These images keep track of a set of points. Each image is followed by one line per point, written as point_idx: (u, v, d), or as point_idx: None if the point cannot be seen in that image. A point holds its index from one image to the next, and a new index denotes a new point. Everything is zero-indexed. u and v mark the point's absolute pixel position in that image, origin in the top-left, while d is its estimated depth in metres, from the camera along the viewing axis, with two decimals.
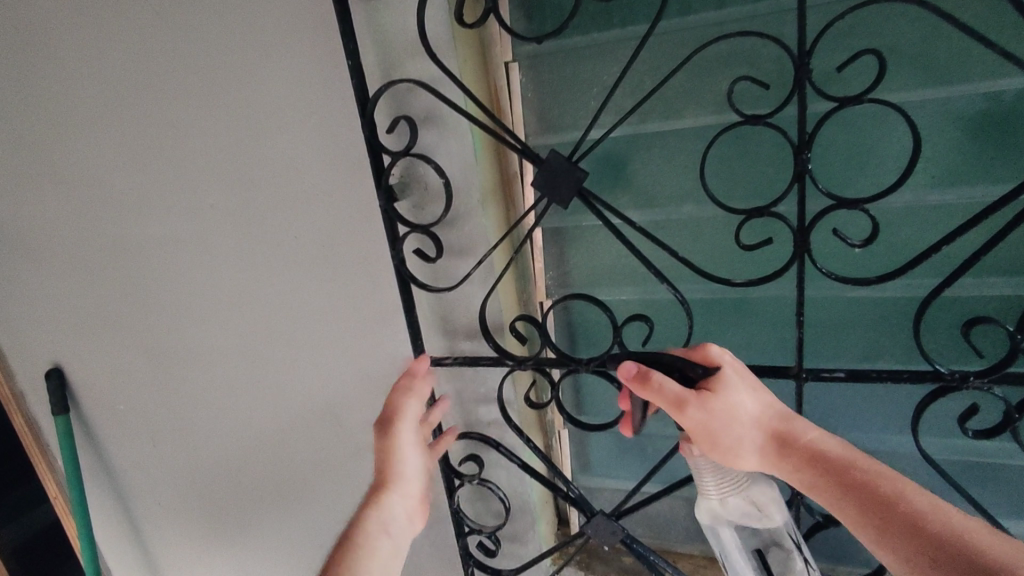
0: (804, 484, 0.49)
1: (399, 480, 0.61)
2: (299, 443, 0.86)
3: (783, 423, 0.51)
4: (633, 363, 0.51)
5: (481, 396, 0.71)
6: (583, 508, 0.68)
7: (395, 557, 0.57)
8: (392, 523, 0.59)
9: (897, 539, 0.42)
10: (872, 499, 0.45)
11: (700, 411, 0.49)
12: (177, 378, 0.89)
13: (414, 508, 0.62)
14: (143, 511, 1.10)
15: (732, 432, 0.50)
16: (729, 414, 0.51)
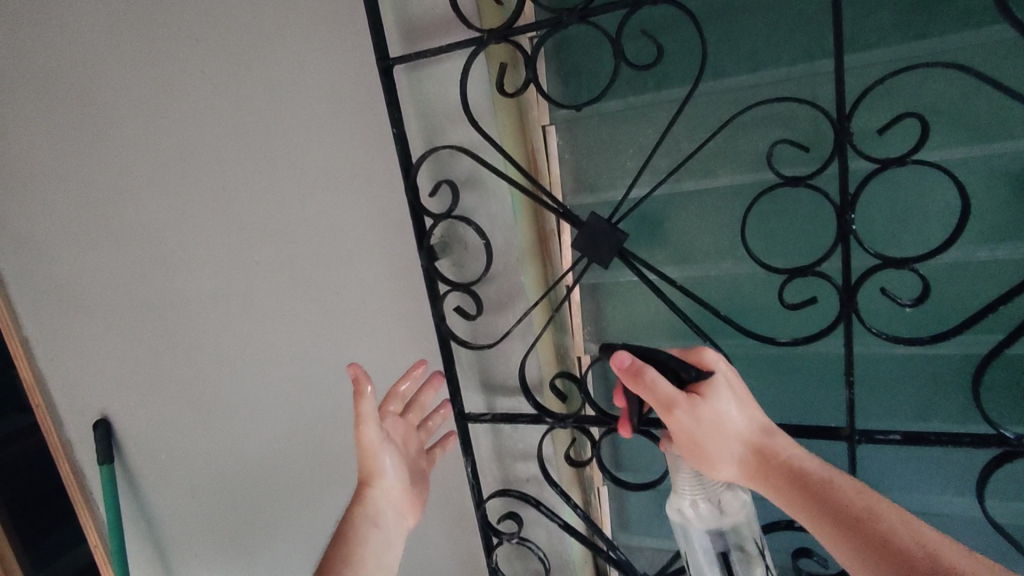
0: (782, 499, 0.45)
1: (380, 477, 0.58)
2: (335, 495, 0.86)
3: (768, 440, 0.48)
4: (629, 355, 0.47)
5: (519, 452, 0.71)
6: (627, 569, 0.66)
7: (388, 551, 0.56)
8: (381, 518, 0.57)
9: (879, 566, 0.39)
10: (853, 520, 0.41)
11: (688, 415, 0.47)
12: (218, 428, 0.91)
13: (402, 502, 0.60)
14: (179, 560, 1.10)
15: (716, 440, 0.48)
16: (717, 424, 0.48)
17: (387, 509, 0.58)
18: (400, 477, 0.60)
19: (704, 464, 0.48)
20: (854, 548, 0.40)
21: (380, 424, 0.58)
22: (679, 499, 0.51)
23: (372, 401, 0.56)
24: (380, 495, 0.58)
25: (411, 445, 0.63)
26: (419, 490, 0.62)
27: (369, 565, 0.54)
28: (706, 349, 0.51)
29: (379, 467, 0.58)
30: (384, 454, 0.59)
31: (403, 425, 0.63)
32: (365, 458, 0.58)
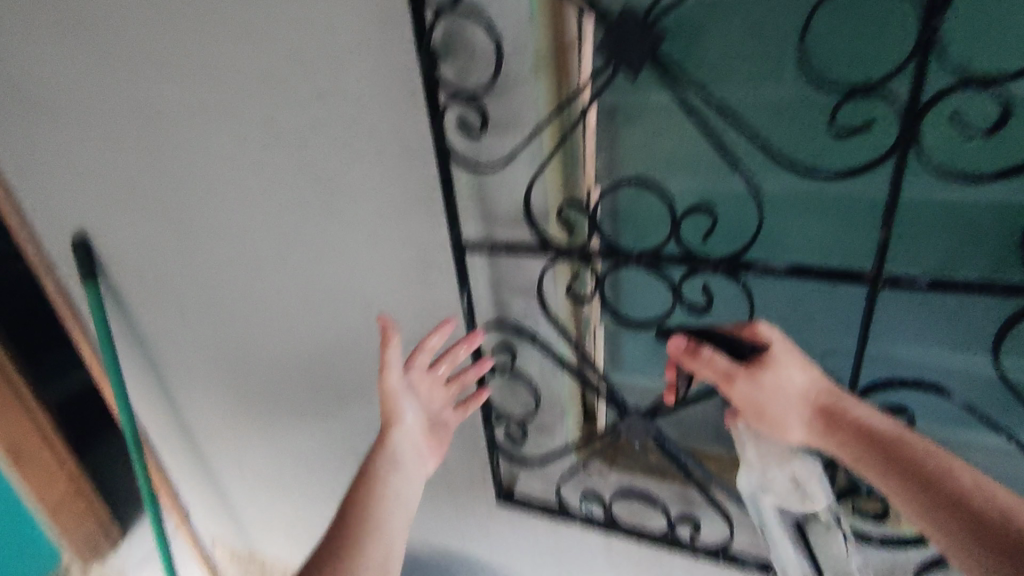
0: (848, 455, 0.53)
1: (398, 421, 0.68)
2: (329, 320, 0.86)
3: (830, 399, 0.55)
4: (684, 339, 0.56)
5: (518, 287, 0.68)
6: (618, 404, 0.68)
7: (405, 485, 0.65)
8: (398, 456, 0.66)
9: (940, 511, 0.48)
10: (912, 472, 0.50)
11: (748, 383, 0.56)
12: (205, 253, 0.88)
13: (418, 446, 0.69)
14: (175, 379, 1.13)
15: (778, 403, 0.56)
16: (778, 391, 0.56)
17: (405, 448, 0.67)
18: (416, 423, 0.70)
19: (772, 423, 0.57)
20: (919, 497, 0.49)
21: (400, 375, 0.66)
22: (750, 478, 0.61)
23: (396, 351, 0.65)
24: (399, 438, 0.67)
25: (436, 395, 0.72)
26: (435, 436, 0.72)
27: (387, 496, 0.63)
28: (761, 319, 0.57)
29: (399, 412, 0.68)
30: (402, 400, 0.68)
31: (431, 377, 0.70)
32: (388, 405, 0.67)
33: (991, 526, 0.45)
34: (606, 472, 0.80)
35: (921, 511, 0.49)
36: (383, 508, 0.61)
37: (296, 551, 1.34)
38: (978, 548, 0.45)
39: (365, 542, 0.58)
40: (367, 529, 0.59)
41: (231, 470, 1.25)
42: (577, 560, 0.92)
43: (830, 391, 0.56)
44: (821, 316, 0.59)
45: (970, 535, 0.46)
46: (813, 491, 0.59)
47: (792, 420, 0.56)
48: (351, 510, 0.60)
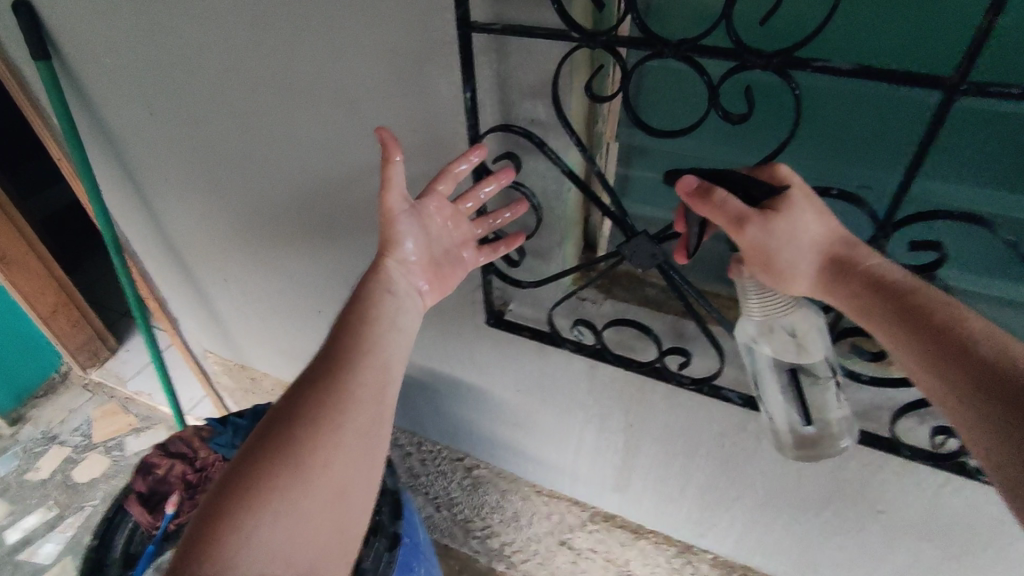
0: (855, 309, 0.48)
1: (397, 248, 0.61)
2: (311, 124, 0.77)
3: (847, 250, 0.49)
4: (695, 177, 0.48)
5: (528, 88, 0.60)
6: (625, 226, 0.62)
7: (401, 313, 0.60)
8: (394, 285, 0.61)
9: (949, 360, 0.42)
10: (924, 322, 0.44)
11: (761, 229, 0.47)
12: (170, 28, 0.76)
13: (416, 275, 0.63)
14: (149, 185, 1.06)
15: (790, 253, 0.48)
16: (794, 239, 0.48)
17: (401, 278, 0.62)
18: (417, 253, 0.63)
19: (777, 277, 0.50)
20: (928, 346, 0.43)
21: (405, 197, 0.59)
22: (748, 327, 0.57)
23: (400, 170, 0.57)
24: (395, 266, 0.61)
25: (452, 232, 0.65)
26: (440, 273, 0.65)
27: (383, 322, 0.58)
28: (783, 165, 0.51)
29: (399, 240, 0.61)
30: (404, 226, 0.61)
31: (451, 212, 0.63)
32: (386, 227, 0.60)
33: (1005, 374, 0.39)
34: (601, 300, 0.78)
35: (926, 362, 0.43)
36: (375, 333, 0.57)
37: (284, 365, 1.37)
38: (985, 395, 0.39)
39: (356, 368, 0.54)
40: (359, 354, 0.55)
41: (215, 283, 1.23)
42: (560, 386, 0.93)
43: (848, 243, 0.49)
44: (869, 136, 0.52)
45: (980, 384, 0.40)
46: (809, 345, 0.57)
47: (801, 271, 0.49)
48: (341, 336, 0.56)
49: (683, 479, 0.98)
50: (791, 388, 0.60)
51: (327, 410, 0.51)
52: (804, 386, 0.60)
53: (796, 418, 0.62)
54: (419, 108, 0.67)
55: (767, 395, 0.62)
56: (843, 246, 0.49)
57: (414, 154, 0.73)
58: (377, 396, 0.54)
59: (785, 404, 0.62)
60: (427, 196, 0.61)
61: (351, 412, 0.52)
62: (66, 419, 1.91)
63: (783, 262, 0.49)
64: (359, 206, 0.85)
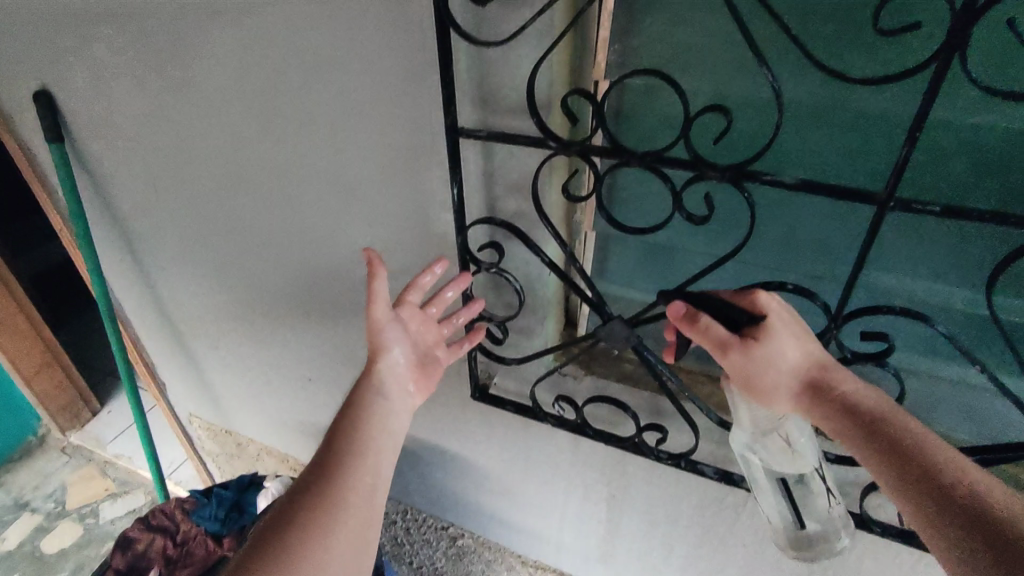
0: (832, 431, 0.52)
1: (387, 353, 0.67)
2: (308, 206, 0.82)
3: (822, 374, 0.53)
4: (683, 304, 0.56)
5: (511, 184, 0.65)
6: (601, 311, 0.66)
7: (393, 416, 0.65)
8: (386, 390, 0.66)
9: (909, 483, 0.45)
10: (891, 449, 0.47)
11: (741, 357, 0.53)
12: (180, 117, 0.82)
13: (406, 376, 0.69)
14: (148, 256, 1.09)
15: (768, 377, 0.54)
16: (771, 364, 0.54)
17: (392, 382, 0.67)
18: (405, 356, 0.69)
19: (760, 394, 0.55)
20: (892, 470, 0.46)
21: (389, 308, 0.65)
22: (741, 434, 0.60)
23: (383, 285, 0.62)
24: (387, 370, 0.67)
25: (426, 333, 0.71)
26: (426, 373, 0.71)
27: (374, 427, 0.63)
28: (763, 289, 0.56)
29: (387, 346, 0.67)
30: (391, 334, 0.67)
31: (421, 314, 0.70)
32: (374, 335, 0.66)
33: (963, 503, 0.42)
34: (580, 376, 0.82)
35: (891, 485, 0.46)
36: (368, 439, 0.61)
37: (271, 430, 1.37)
38: (939, 517, 0.42)
39: (348, 476, 0.58)
40: (353, 461, 0.59)
41: (205, 350, 1.24)
42: (544, 457, 0.95)
43: (823, 367, 0.54)
44: (819, 232, 0.58)
45: (935, 506, 0.43)
46: (798, 453, 0.58)
47: (781, 393, 0.54)
48: (337, 443, 0.61)
49: (667, 551, 0.98)
50: (784, 493, 0.61)
51: (321, 514, 0.55)
52: (797, 493, 0.61)
53: (793, 526, 0.62)
54: (410, 197, 0.73)
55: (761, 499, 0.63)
56: (818, 370, 0.53)
57: (405, 236, 0.77)
58: (368, 500, 0.58)
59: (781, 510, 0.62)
60: (400, 307, 0.68)
61: (343, 520, 0.55)
62: (41, 484, 1.87)
63: (764, 384, 0.54)
64: (351, 281, 0.89)
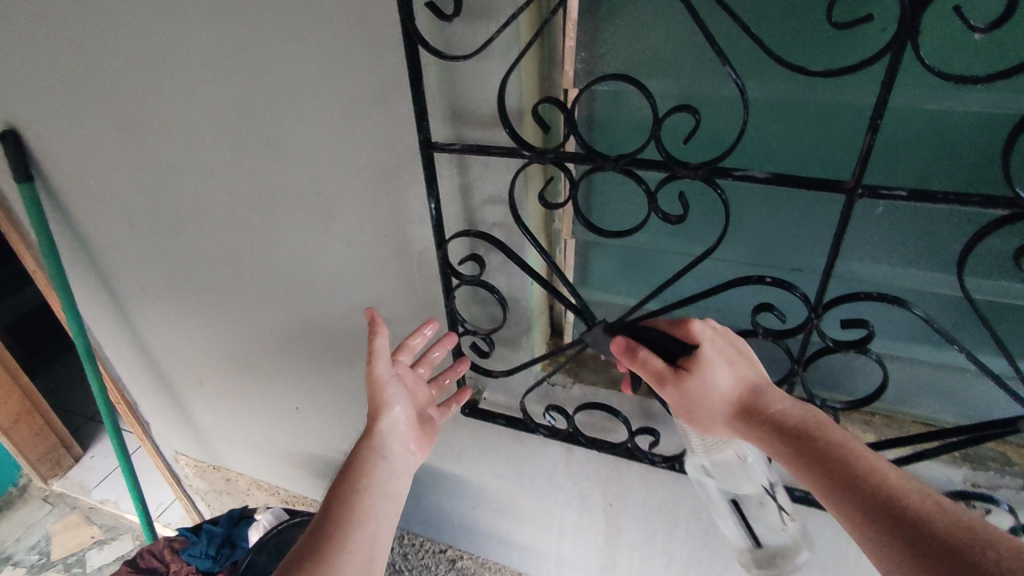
0: (770, 452, 0.52)
1: (388, 412, 0.67)
2: (286, 230, 0.81)
3: (754, 395, 0.54)
4: (623, 339, 0.57)
5: (488, 197, 0.65)
6: (585, 316, 0.66)
7: (393, 479, 0.64)
8: (388, 450, 0.65)
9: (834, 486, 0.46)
10: (824, 463, 0.47)
11: (678, 390, 0.54)
12: (152, 150, 0.81)
13: (407, 436, 0.68)
14: (126, 293, 1.08)
15: (708, 408, 0.55)
16: (706, 393, 0.54)
17: (394, 441, 0.66)
18: (405, 414, 0.69)
19: (700, 422, 0.56)
20: (830, 487, 0.46)
21: (391, 364, 0.66)
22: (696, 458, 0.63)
23: (384, 341, 0.64)
24: (387, 428, 0.66)
25: (419, 392, 0.73)
26: (425, 431, 0.71)
27: (374, 489, 0.61)
28: (694, 319, 0.57)
29: (389, 404, 0.67)
30: (392, 391, 0.67)
31: (412, 375, 0.72)
32: (376, 393, 0.67)
33: (902, 514, 0.42)
34: (570, 385, 0.81)
35: (818, 491, 0.47)
36: (370, 503, 0.60)
37: (260, 463, 1.35)
38: (861, 516, 0.44)
39: (346, 543, 0.56)
40: (349, 529, 0.57)
41: (189, 384, 1.22)
42: (538, 469, 0.94)
43: (755, 389, 0.55)
44: (791, 225, 0.59)
45: (856, 506, 0.44)
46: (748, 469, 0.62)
47: (718, 420, 0.55)
48: (335, 511, 0.59)
49: (667, 557, 0.97)
50: (737, 512, 0.64)
51: None
52: (751, 514, 0.64)
53: (750, 545, 0.64)
54: (390, 215, 0.73)
55: (719, 517, 0.67)
56: (753, 391, 0.54)
57: (386, 255, 0.77)
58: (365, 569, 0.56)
59: (737, 529, 0.65)
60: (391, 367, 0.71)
61: None
62: (22, 535, 1.81)
63: (700, 412, 0.55)
64: (333, 304, 0.88)
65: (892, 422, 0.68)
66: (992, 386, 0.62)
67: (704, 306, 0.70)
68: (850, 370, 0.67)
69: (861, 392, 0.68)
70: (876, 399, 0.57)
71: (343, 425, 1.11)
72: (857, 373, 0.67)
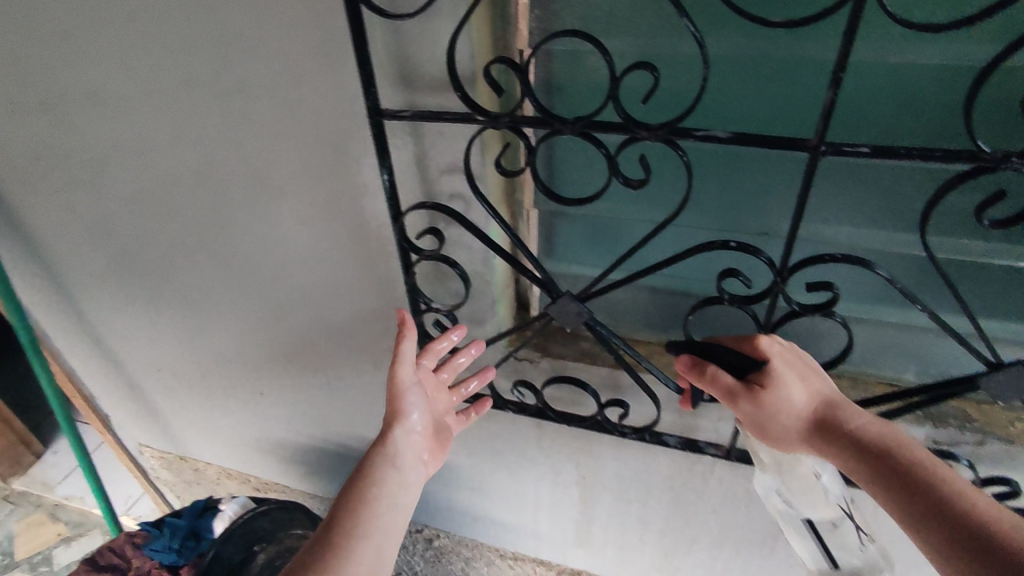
0: (849, 472, 0.51)
1: (404, 419, 0.65)
2: (236, 209, 0.77)
3: (830, 412, 0.53)
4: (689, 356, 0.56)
5: (445, 167, 0.63)
6: (548, 288, 0.64)
7: (403, 490, 0.62)
8: (399, 459, 0.63)
9: (911, 506, 0.46)
10: (912, 488, 0.46)
11: (751, 406, 0.53)
12: (83, 126, 0.76)
13: (420, 446, 0.67)
14: (72, 281, 1.02)
15: (780, 425, 0.53)
16: (780, 409, 0.53)
17: (408, 450, 0.65)
18: (421, 422, 0.67)
19: (771, 439, 0.54)
20: (919, 514, 0.45)
21: (414, 369, 0.64)
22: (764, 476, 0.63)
23: (410, 346, 0.63)
24: (402, 436, 0.65)
25: (438, 398, 0.71)
26: (439, 441, 0.70)
27: (383, 500, 0.60)
28: (763, 333, 0.56)
29: (407, 411, 0.66)
30: (410, 398, 0.66)
31: (433, 380, 0.70)
32: (395, 398, 0.65)
33: (1000, 547, 0.41)
34: (538, 360, 0.79)
35: (905, 517, 0.46)
36: (378, 513, 0.59)
37: (227, 452, 1.31)
38: (941, 537, 0.43)
39: (351, 554, 0.54)
40: (355, 540, 0.56)
41: (146, 374, 1.17)
42: (510, 445, 0.93)
43: (830, 404, 0.53)
44: (755, 188, 0.58)
45: (935, 527, 0.44)
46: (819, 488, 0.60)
47: (792, 437, 0.54)
48: (341, 518, 0.57)
49: (642, 526, 0.98)
50: (812, 534, 0.62)
51: None
52: (829, 536, 0.61)
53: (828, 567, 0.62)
54: (344, 189, 0.69)
55: (793, 542, 0.64)
56: (827, 407, 0.53)
57: (342, 231, 0.74)
58: None
59: (812, 552, 0.62)
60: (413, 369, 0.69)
61: None
62: None
63: (773, 428, 0.53)
64: (290, 285, 0.85)
65: (857, 384, 0.68)
66: (954, 344, 0.62)
67: (670, 274, 0.69)
68: (816, 334, 0.67)
69: (827, 356, 0.68)
70: (841, 361, 0.56)
71: (310, 409, 1.08)
72: (823, 337, 0.67)
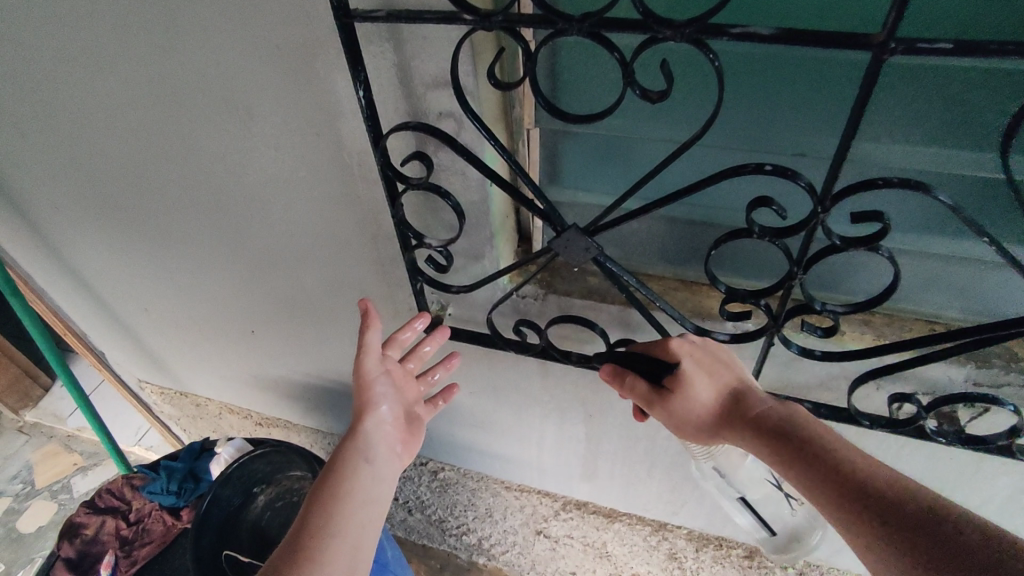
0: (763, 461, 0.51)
1: (374, 411, 0.62)
2: (203, 135, 0.69)
3: (738, 403, 0.54)
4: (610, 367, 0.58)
5: (431, 81, 0.54)
6: (553, 222, 0.56)
7: (376, 484, 0.59)
8: (372, 452, 0.60)
9: (814, 488, 0.46)
10: (815, 468, 0.47)
11: (666, 410, 0.54)
12: (17, 42, 0.66)
13: (393, 439, 0.63)
14: (43, 217, 0.95)
15: (697, 423, 0.54)
16: (691, 409, 0.54)
17: (380, 442, 0.62)
18: (391, 413, 0.64)
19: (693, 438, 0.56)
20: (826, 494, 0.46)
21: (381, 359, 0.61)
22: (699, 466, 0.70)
23: (376, 336, 0.60)
24: (372, 429, 0.62)
25: (408, 388, 0.67)
26: (412, 432, 0.66)
27: (355, 496, 0.57)
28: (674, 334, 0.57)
29: (376, 402, 0.63)
30: (381, 389, 0.63)
31: (400, 370, 0.67)
32: (362, 390, 0.62)
33: (908, 518, 0.42)
34: (542, 297, 0.73)
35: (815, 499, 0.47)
36: (350, 512, 0.56)
37: (226, 388, 1.29)
38: (852, 514, 0.44)
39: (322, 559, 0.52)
40: (327, 539, 0.53)
41: (136, 312, 1.13)
42: (513, 384, 0.89)
43: (738, 397, 0.54)
44: (799, 100, 0.49)
45: (844, 505, 0.44)
46: (747, 479, 0.68)
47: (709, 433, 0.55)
48: (311, 517, 0.55)
49: (650, 462, 0.95)
50: (749, 508, 0.71)
51: None
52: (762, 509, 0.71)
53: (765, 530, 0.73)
54: (318, 109, 0.61)
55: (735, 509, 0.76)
56: (733, 398, 0.54)
57: (321, 159, 0.66)
58: None
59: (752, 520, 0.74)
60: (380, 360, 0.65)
61: None
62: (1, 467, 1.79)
63: (689, 428, 0.55)
64: (271, 219, 0.78)
65: (895, 321, 0.62)
66: (1012, 279, 0.55)
67: (691, 203, 0.61)
68: (852, 267, 0.60)
69: (863, 291, 0.62)
70: (886, 300, 0.49)
71: (306, 346, 1.04)
72: (860, 271, 0.60)
